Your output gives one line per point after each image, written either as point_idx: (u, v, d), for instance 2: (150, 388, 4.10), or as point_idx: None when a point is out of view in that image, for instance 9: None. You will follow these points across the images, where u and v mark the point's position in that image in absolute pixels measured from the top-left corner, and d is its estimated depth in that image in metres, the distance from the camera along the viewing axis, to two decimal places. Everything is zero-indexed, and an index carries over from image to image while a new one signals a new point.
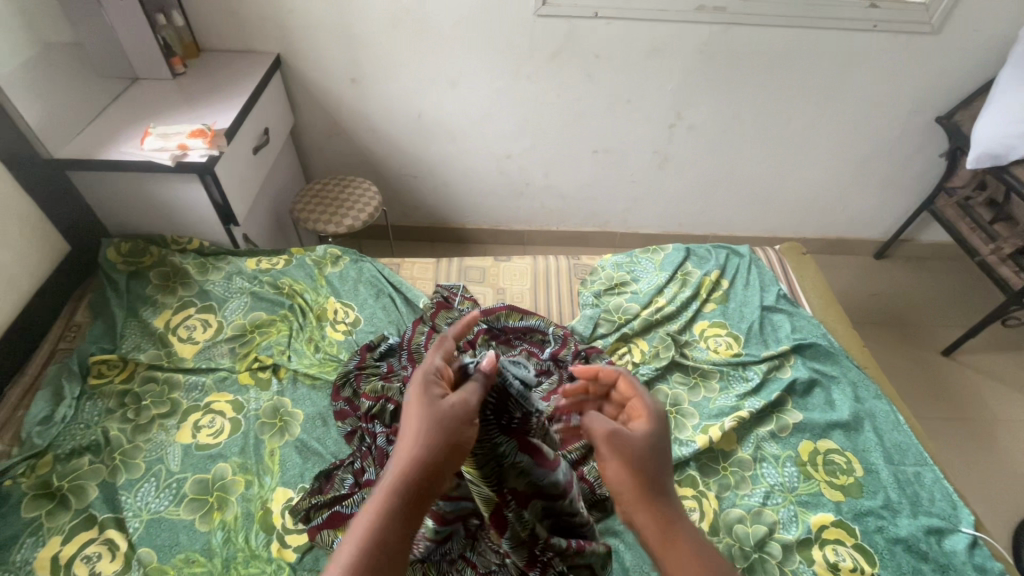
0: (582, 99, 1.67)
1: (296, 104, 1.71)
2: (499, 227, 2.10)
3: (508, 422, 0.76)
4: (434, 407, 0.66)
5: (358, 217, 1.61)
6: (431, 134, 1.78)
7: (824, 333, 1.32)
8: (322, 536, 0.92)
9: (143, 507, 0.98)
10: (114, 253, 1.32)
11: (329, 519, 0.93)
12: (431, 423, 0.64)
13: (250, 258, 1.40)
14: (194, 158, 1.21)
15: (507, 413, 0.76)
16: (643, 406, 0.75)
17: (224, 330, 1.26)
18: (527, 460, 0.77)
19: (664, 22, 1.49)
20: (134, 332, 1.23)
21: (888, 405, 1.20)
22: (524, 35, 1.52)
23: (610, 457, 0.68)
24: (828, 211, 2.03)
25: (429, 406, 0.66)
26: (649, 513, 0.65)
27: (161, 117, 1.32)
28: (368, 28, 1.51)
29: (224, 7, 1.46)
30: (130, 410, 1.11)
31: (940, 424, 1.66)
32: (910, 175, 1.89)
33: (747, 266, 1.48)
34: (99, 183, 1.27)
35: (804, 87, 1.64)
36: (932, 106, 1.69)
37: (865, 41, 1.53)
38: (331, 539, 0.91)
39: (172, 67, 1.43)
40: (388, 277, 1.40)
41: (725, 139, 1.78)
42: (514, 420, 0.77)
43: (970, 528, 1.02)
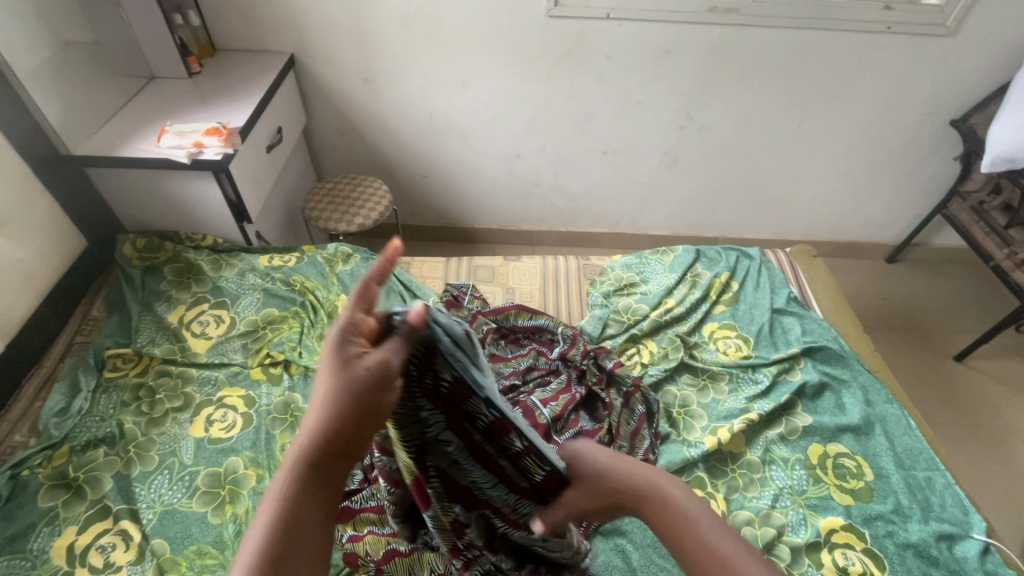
0: (593, 99, 1.68)
1: (308, 103, 1.72)
2: (509, 227, 2.10)
3: (432, 383, 0.63)
4: (348, 370, 0.57)
5: (369, 216, 1.62)
6: (442, 134, 1.79)
7: (834, 337, 1.31)
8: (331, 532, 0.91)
9: (157, 498, 1.00)
10: (130, 249, 1.35)
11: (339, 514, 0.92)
12: (343, 386, 0.57)
13: (262, 255, 1.41)
14: (209, 156, 1.22)
15: (429, 380, 0.62)
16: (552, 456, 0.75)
17: (236, 326, 1.27)
18: (453, 433, 0.67)
19: (676, 23, 1.49)
20: (149, 326, 1.25)
21: (899, 410, 1.19)
22: (536, 35, 1.53)
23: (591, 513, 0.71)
24: (840, 213, 2.01)
25: (342, 365, 0.57)
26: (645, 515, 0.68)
27: (177, 115, 1.33)
28: (381, 28, 1.52)
29: (240, 7, 1.48)
30: (144, 404, 1.13)
31: (951, 430, 1.65)
32: (923, 178, 1.88)
33: (757, 269, 1.47)
34: (117, 180, 1.29)
35: (817, 89, 1.63)
36: (946, 109, 1.68)
37: (879, 43, 1.52)
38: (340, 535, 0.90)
39: (188, 66, 1.45)
40: (398, 276, 1.41)
41: (736, 141, 1.78)
42: (439, 390, 0.63)
43: (981, 535, 1.01)
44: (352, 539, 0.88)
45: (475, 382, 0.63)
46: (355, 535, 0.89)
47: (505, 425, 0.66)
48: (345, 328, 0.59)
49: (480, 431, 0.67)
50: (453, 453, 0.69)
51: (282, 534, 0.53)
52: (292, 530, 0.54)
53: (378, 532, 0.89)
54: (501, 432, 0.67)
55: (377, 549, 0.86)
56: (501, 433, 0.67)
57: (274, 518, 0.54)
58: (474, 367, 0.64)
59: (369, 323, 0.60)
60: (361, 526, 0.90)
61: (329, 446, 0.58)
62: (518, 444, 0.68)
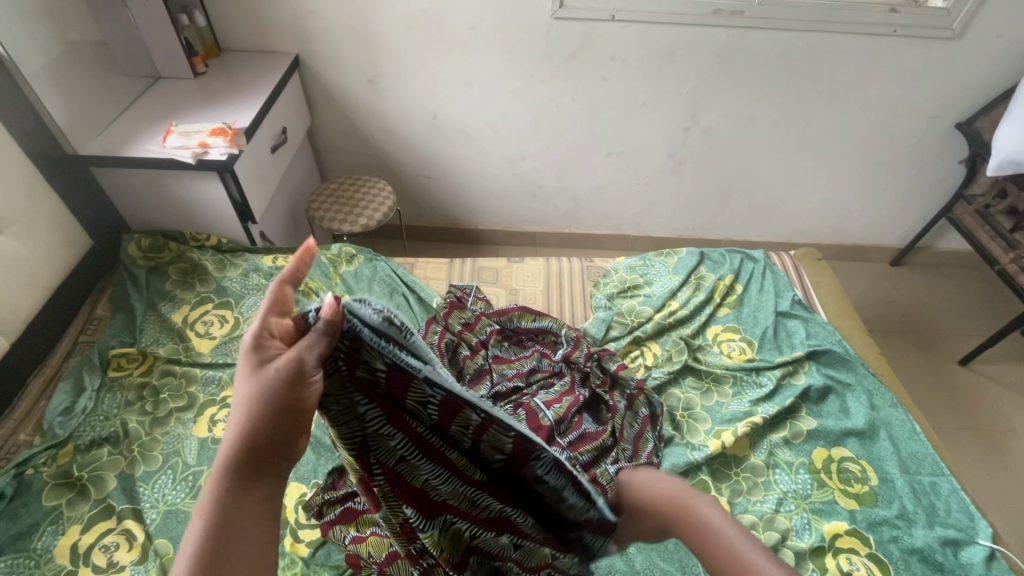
0: (597, 101, 1.67)
1: (313, 104, 1.72)
2: (512, 228, 2.10)
3: (365, 374, 0.61)
4: (263, 372, 0.57)
5: (372, 217, 1.62)
6: (445, 135, 1.79)
7: (839, 340, 1.31)
8: (334, 533, 0.91)
9: (161, 498, 1.00)
10: (135, 248, 1.34)
11: (342, 515, 0.92)
12: (259, 388, 0.57)
13: (266, 255, 1.41)
14: (215, 157, 1.22)
15: (358, 368, 0.61)
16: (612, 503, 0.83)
17: (240, 325, 1.27)
18: (400, 427, 0.66)
19: (680, 25, 1.48)
20: (153, 326, 1.25)
21: (904, 414, 1.18)
22: (540, 37, 1.53)
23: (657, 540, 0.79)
24: (844, 216, 2.01)
25: (257, 368, 0.58)
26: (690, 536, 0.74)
27: (182, 116, 1.34)
28: (386, 29, 1.52)
29: (246, 8, 1.49)
30: (148, 403, 1.13)
31: (956, 434, 1.64)
32: (928, 182, 1.87)
33: (761, 272, 1.47)
34: (122, 180, 1.29)
35: (821, 91, 1.63)
36: (952, 112, 1.67)
37: (885, 46, 1.51)
38: (342, 536, 0.90)
39: (193, 67, 1.46)
40: (402, 277, 1.41)
41: (740, 143, 1.77)
42: (373, 379, 0.61)
43: (987, 541, 1.00)
44: (355, 539, 0.89)
45: (410, 368, 0.62)
46: (358, 535, 0.89)
47: (453, 406, 0.65)
48: (257, 331, 0.59)
49: (425, 418, 0.67)
50: (400, 451, 0.68)
51: (218, 535, 0.55)
52: (226, 533, 0.55)
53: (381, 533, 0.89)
54: (455, 412, 0.66)
55: (380, 551, 0.86)
56: (455, 412, 0.66)
57: (209, 520, 0.56)
58: (407, 351, 0.63)
59: (284, 325, 0.61)
60: (364, 528, 0.90)
61: (256, 447, 0.58)
62: (476, 416, 0.66)
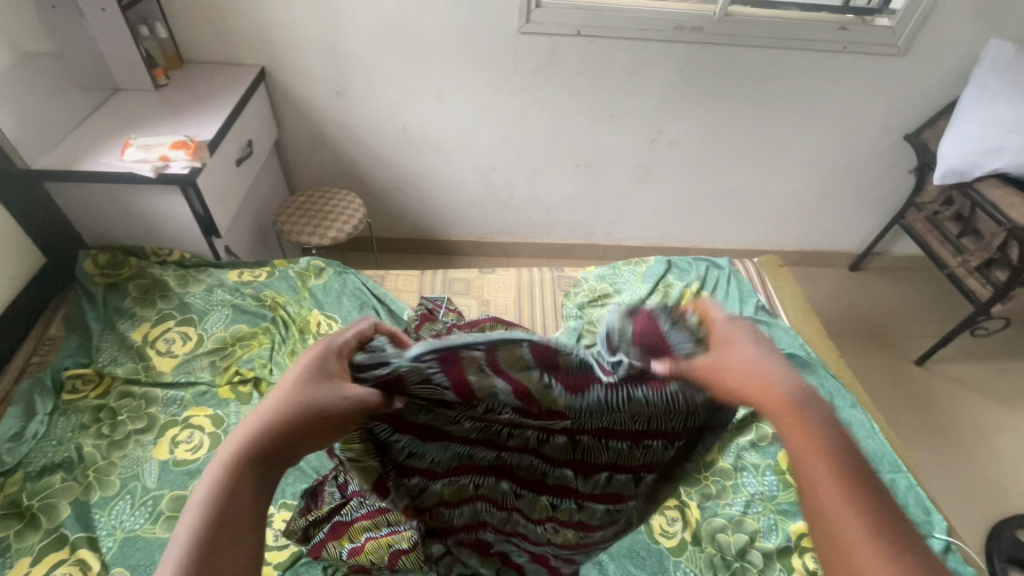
0: (566, 115, 1.71)
1: (280, 116, 1.71)
2: (484, 240, 2.11)
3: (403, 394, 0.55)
4: (316, 376, 0.54)
5: (342, 230, 1.60)
6: (415, 147, 1.79)
7: (801, 344, 1.35)
8: (329, 550, 0.89)
9: (118, 525, 0.96)
10: (91, 265, 1.30)
11: (331, 532, 0.90)
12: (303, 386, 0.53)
13: (232, 269, 1.38)
14: (176, 170, 1.20)
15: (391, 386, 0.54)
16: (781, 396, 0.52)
17: (204, 343, 1.24)
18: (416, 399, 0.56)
19: (644, 41, 1.53)
20: (112, 346, 1.21)
21: (864, 414, 1.22)
22: (507, 51, 1.55)
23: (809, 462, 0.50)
24: (803, 224, 2.09)
25: (320, 370, 0.55)
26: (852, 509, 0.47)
27: (142, 129, 1.30)
28: (354, 41, 1.52)
29: (209, 19, 1.46)
30: (105, 426, 1.09)
31: (913, 431, 1.71)
32: (881, 190, 1.96)
33: (726, 279, 1.51)
34: (78, 195, 1.25)
35: (777, 105, 1.69)
36: (900, 124, 1.76)
37: (835, 61, 1.59)
38: (338, 552, 0.89)
39: (154, 78, 1.43)
40: (372, 289, 1.40)
41: (702, 156, 1.83)
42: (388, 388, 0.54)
43: (943, 534, 1.05)
44: (352, 552, 0.88)
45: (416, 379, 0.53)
46: (354, 547, 0.89)
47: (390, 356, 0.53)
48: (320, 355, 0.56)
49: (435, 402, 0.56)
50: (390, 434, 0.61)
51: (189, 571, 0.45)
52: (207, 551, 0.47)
53: (377, 536, 0.89)
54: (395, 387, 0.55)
55: (381, 556, 0.87)
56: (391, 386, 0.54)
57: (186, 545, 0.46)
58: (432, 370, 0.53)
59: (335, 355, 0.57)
60: (358, 537, 0.89)
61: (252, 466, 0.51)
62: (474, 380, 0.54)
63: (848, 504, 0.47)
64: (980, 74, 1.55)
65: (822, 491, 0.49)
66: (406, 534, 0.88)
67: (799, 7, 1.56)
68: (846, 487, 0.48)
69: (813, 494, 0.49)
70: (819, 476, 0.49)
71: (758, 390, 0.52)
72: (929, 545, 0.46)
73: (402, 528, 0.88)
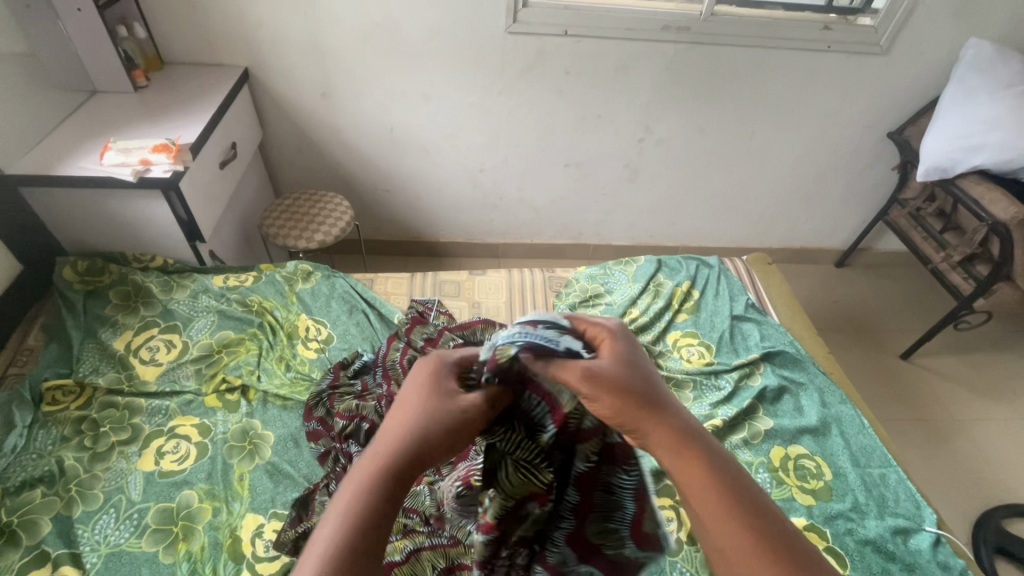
0: (554, 115, 1.71)
1: (265, 117, 1.68)
2: (474, 240, 2.10)
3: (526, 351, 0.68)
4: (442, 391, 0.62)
5: (330, 232, 1.58)
6: (403, 148, 1.77)
7: (791, 341, 1.36)
8: None
9: (102, 540, 0.93)
10: (70, 272, 1.26)
11: None
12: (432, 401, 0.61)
13: (218, 275, 1.35)
14: (158, 174, 1.17)
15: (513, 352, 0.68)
16: (666, 419, 0.60)
17: (189, 351, 1.21)
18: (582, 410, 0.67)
19: (632, 40, 1.53)
20: (93, 355, 1.18)
21: (853, 410, 1.24)
22: (494, 51, 1.54)
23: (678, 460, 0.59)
24: (789, 222, 2.11)
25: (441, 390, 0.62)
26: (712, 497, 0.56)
27: (121, 132, 1.27)
28: (340, 41, 1.50)
29: (190, 20, 1.43)
30: (87, 438, 1.06)
31: (900, 424, 1.73)
32: (866, 187, 1.99)
33: (716, 277, 1.52)
34: (55, 201, 1.21)
35: (764, 104, 1.71)
36: (883, 123, 1.79)
37: (820, 60, 1.60)
38: None
39: (134, 80, 1.40)
40: (361, 293, 1.38)
41: (689, 155, 1.84)
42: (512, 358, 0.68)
43: (933, 527, 1.06)
44: None
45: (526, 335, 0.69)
46: None
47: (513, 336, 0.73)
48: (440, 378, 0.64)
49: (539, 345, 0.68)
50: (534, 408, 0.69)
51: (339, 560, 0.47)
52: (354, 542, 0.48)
53: None
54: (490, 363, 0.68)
55: None
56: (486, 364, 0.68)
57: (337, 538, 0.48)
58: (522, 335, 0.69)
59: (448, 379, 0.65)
60: None
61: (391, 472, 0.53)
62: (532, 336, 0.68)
63: (732, 530, 0.54)
64: (960, 73, 1.58)
65: (708, 521, 0.55)
66: (400, 544, 0.82)
67: (783, 7, 1.57)
68: (721, 506, 0.55)
69: (701, 523, 0.56)
70: (704, 505, 0.56)
71: (641, 429, 0.60)
72: (790, 553, 0.53)
73: (395, 539, 0.83)
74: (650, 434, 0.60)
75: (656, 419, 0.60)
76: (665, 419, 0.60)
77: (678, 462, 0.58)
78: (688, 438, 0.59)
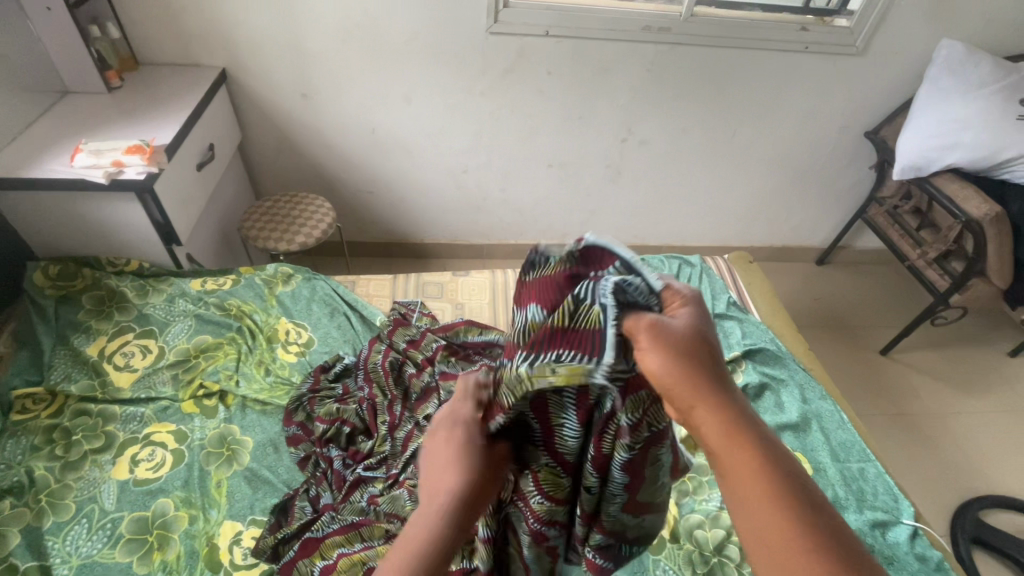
0: (537, 116, 1.71)
1: (244, 118, 1.65)
2: (458, 241, 2.09)
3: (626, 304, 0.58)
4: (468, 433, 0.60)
5: (311, 235, 1.57)
6: (385, 149, 1.76)
7: (772, 338, 1.38)
8: (299, 568, 0.86)
9: (74, 552, 0.90)
10: (41, 277, 1.22)
11: (301, 549, 0.88)
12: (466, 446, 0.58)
13: (196, 278, 1.33)
14: (131, 176, 1.15)
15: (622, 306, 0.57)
16: (719, 397, 0.51)
17: (166, 356, 1.19)
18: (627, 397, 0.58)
19: (612, 42, 1.54)
20: (65, 362, 1.15)
21: (833, 405, 1.25)
22: (477, 52, 1.54)
23: (728, 445, 0.49)
24: (771, 221, 2.13)
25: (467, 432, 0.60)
26: (765, 491, 0.47)
27: (93, 134, 1.25)
28: (320, 42, 1.49)
29: (165, 20, 1.41)
30: (58, 447, 1.03)
31: (879, 419, 1.76)
32: (845, 185, 2.01)
33: (698, 276, 1.53)
34: (24, 204, 1.18)
35: (744, 104, 1.72)
36: (861, 122, 1.81)
37: (798, 61, 1.63)
38: (309, 569, 0.85)
39: (107, 81, 1.37)
40: (342, 295, 1.36)
41: (671, 155, 1.85)
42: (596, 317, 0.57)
43: (910, 519, 1.07)
44: (324, 569, 0.84)
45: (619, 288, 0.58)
46: (327, 564, 0.85)
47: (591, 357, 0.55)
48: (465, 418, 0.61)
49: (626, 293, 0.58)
50: (564, 407, 0.61)
51: None
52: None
53: (350, 552, 0.85)
54: (515, 352, 0.61)
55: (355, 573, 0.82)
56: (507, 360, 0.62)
57: None
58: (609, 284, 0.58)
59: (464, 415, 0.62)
60: (330, 554, 0.86)
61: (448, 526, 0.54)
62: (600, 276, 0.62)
63: (783, 537, 0.45)
64: (934, 73, 1.60)
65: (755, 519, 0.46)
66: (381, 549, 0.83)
67: (762, 8, 1.59)
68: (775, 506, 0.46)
69: (745, 518, 0.47)
70: (756, 500, 0.47)
71: (689, 403, 0.51)
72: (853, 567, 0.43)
73: (376, 544, 0.85)
74: (697, 412, 0.51)
75: (708, 396, 0.50)
76: (721, 397, 0.51)
77: (728, 448, 0.49)
78: (741, 420, 0.50)
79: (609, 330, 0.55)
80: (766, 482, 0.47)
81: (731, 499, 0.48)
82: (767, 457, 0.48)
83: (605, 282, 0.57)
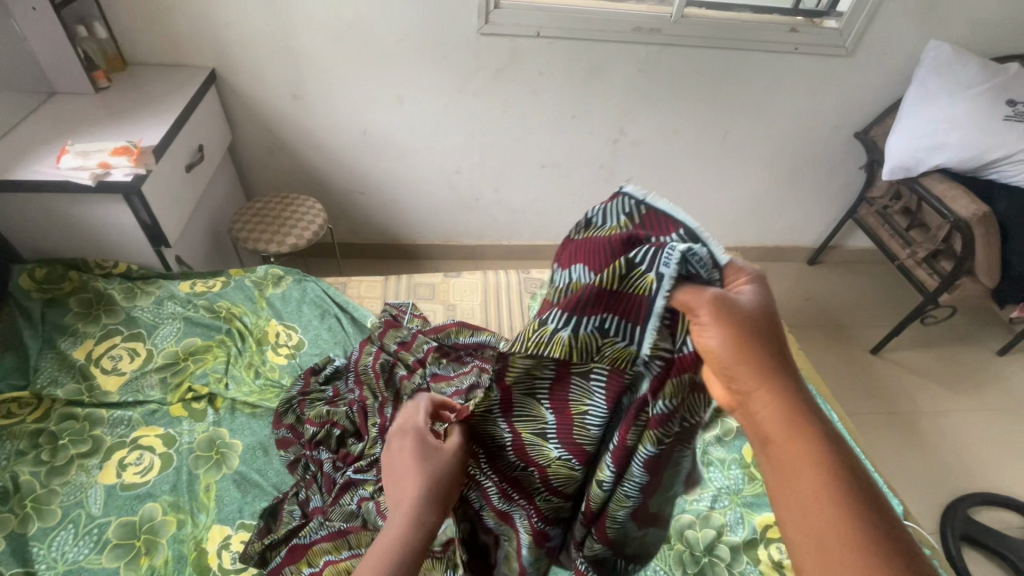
0: (528, 117, 1.71)
1: (234, 119, 1.64)
2: (450, 242, 2.08)
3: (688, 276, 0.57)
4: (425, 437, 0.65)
5: (301, 236, 1.56)
6: (377, 150, 1.76)
7: None
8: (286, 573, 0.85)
9: (59, 557, 0.90)
10: (28, 280, 1.21)
11: (289, 554, 0.87)
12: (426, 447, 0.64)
13: (185, 280, 1.32)
14: (118, 178, 1.14)
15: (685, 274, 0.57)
16: (779, 384, 0.49)
17: (154, 359, 1.18)
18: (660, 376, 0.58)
19: (603, 43, 1.54)
20: (51, 365, 1.14)
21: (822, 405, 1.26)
22: (468, 53, 1.54)
23: (785, 434, 0.47)
24: (762, 221, 2.14)
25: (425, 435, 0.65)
26: (823, 486, 0.44)
27: (80, 135, 1.23)
28: (310, 42, 1.48)
29: (153, 20, 1.40)
30: (45, 451, 1.02)
31: (870, 418, 1.77)
32: (836, 185, 2.03)
33: None
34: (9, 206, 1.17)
35: (734, 105, 1.73)
36: (851, 123, 1.82)
37: (787, 62, 1.63)
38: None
39: (95, 82, 1.36)
40: (333, 297, 1.36)
41: (662, 155, 1.86)
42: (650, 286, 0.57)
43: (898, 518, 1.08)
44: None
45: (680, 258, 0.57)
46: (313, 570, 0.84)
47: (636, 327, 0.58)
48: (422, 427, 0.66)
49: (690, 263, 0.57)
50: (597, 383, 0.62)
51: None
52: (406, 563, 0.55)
53: (337, 559, 0.84)
54: (549, 308, 0.61)
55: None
56: (538, 313, 0.62)
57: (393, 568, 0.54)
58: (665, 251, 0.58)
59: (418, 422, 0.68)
60: (317, 560, 0.85)
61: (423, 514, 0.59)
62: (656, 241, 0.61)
63: (838, 533, 0.42)
64: (922, 74, 1.61)
65: (807, 513, 0.44)
66: None
67: (751, 9, 1.59)
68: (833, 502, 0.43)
69: (795, 513, 0.45)
70: (810, 494, 0.44)
71: (747, 387, 0.50)
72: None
73: (364, 550, 0.84)
74: (754, 397, 0.49)
75: (767, 383, 0.49)
76: (780, 384, 0.49)
77: (787, 437, 0.47)
78: (802, 410, 0.48)
79: (660, 302, 0.56)
80: (822, 476, 0.45)
81: (781, 493, 0.46)
82: (826, 453, 0.46)
83: (670, 251, 0.56)
